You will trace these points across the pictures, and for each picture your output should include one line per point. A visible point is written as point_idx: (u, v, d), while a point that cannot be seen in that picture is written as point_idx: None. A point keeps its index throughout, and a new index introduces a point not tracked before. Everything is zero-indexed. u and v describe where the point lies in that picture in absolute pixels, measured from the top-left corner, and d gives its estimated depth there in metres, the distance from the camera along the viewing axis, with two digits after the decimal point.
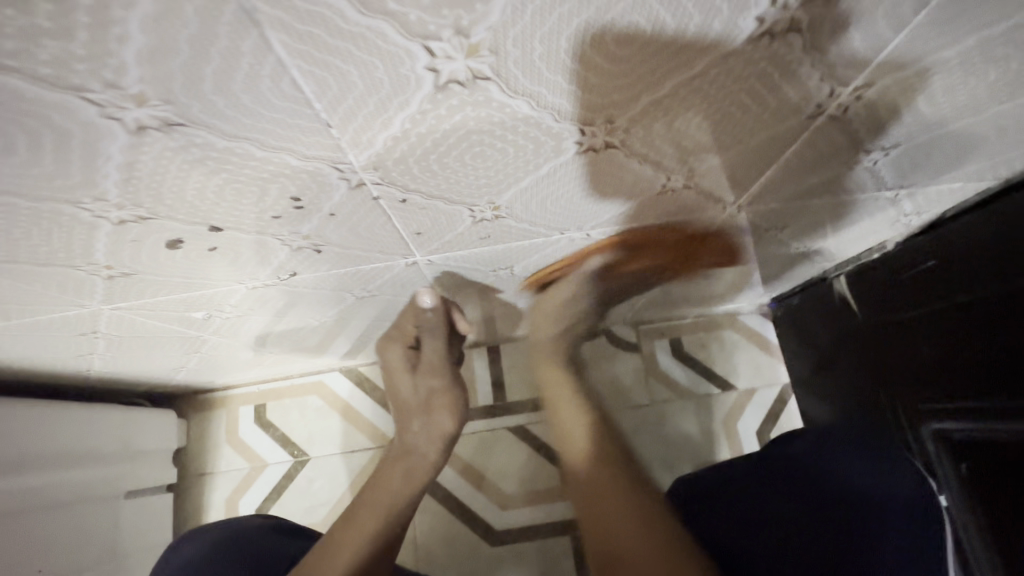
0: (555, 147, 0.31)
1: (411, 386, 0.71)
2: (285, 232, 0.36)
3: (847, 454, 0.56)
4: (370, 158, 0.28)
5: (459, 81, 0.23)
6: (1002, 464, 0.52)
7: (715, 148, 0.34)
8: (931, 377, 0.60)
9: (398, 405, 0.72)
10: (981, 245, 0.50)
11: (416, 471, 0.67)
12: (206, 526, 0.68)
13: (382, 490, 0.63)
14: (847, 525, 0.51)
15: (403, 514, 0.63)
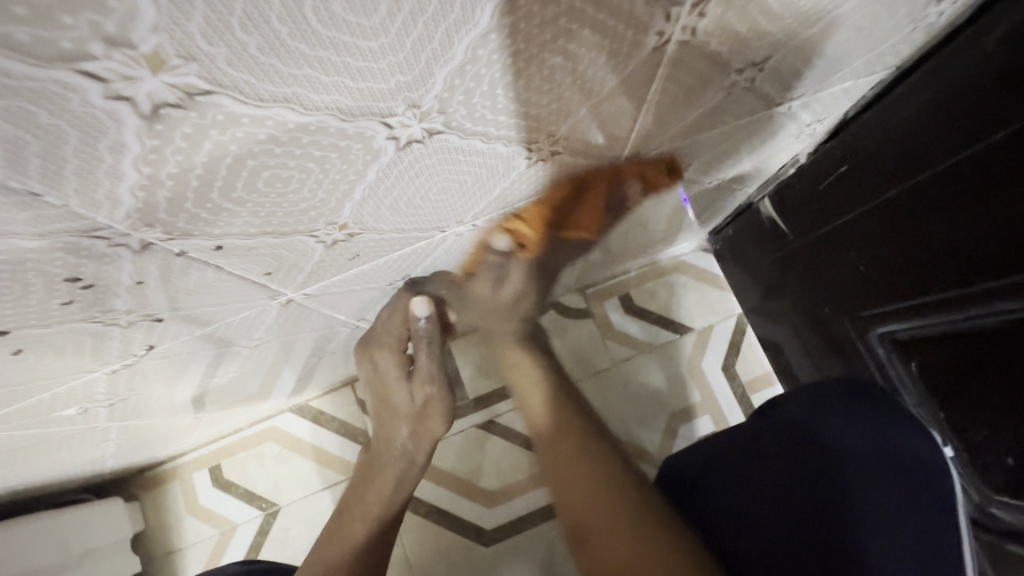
0: (367, 150, 0.25)
1: (406, 394, 0.61)
2: (98, 314, 0.30)
3: (839, 411, 0.47)
4: (130, 215, 0.23)
5: (173, 104, 0.18)
6: (977, 355, 0.48)
7: (566, 106, 0.29)
8: (873, 283, 0.57)
9: (386, 410, 0.62)
10: (928, 108, 0.43)
11: (404, 485, 0.59)
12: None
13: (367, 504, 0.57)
14: (846, 510, 0.42)
15: (389, 531, 0.57)
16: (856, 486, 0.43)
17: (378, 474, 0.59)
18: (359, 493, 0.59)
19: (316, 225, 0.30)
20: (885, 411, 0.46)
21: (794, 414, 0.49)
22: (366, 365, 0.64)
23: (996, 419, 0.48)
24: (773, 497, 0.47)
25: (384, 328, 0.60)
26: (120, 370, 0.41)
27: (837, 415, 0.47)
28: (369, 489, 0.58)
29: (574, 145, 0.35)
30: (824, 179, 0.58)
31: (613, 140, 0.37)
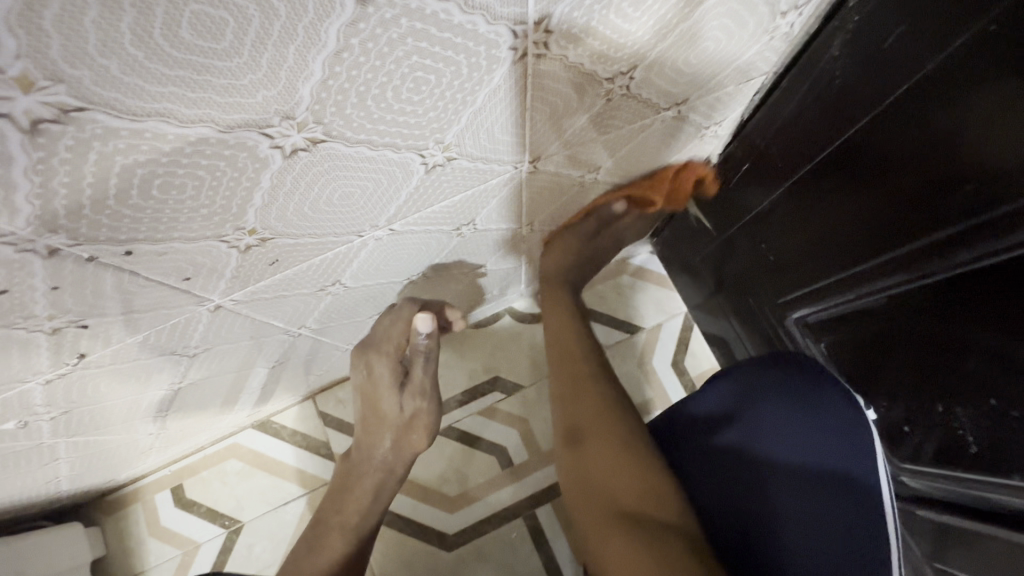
0: (254, 158, 0.28)
1: (396, 403, 0.62)
2: (19, 320, 0.33)
3: (775, 400, 0.50)
4: (32, 221, 0.25)
5: (50, 120, 0.21)
6: (897, 336, 0.49)
7: (446, 116, 0.33)
8: (786, 270, 0.60)
9: (372, 418, 0.63)
10: (802, 108, 0.48)
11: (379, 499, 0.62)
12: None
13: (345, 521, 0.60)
14: (760, 509, 0.46)
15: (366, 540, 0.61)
16: (786, 491, 0.47)
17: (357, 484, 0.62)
18: (338, 502, 0.62)
19: (224, 230, 0.33)
20: (817, 391, 0.50)
21: (728, 397, 0.51)
22: (359, 370, 0.63)
23: (904, 396, 0.51)
24: (702, 488, 0.48)
25: (383, 334, 0.62)
26: (55, 381, 0.43)
27: (773, 406, 0.50)
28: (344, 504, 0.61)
29: (469, 152, 0.39)
30: (734, 177, 0.62)
31: (509, 146, 0.41)
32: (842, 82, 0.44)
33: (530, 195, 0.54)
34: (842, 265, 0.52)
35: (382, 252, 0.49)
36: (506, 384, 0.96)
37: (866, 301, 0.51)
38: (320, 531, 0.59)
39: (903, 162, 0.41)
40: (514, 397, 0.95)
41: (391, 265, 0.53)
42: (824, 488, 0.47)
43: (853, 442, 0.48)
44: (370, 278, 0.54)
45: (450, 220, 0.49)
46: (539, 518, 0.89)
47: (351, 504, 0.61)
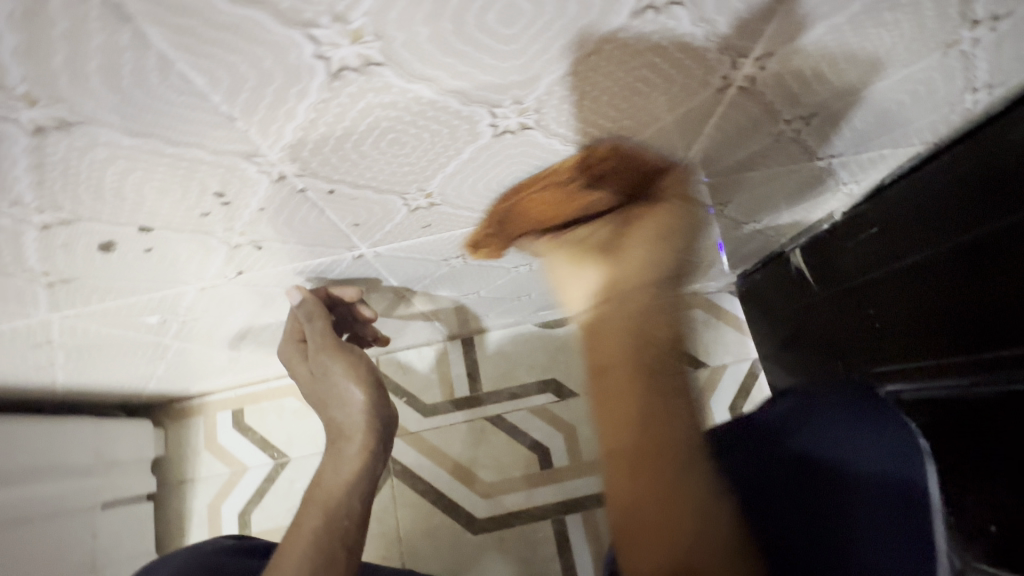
0: (471, 131, 0.31)
1: (307, 370, 0.58)
2: (220, 230, 0.37)
3: (826, 419, 0.50)
4: (283, 149, 0.29)
5: (353, 69, 0.24)
6: (986, 425, 0.49)
7: (635, 124, 0.35)
8: (884, 342, 0.61)
9: (314, 398, 0.59)
10: (953, 186, 0.47)
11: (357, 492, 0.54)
12: (157, 558, 0.58)
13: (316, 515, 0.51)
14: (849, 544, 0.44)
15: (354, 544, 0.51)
16: (848, 514, 0.45)
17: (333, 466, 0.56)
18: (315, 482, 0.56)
19: (410, 187, 0.36)
20: (865, 414, 0.49)
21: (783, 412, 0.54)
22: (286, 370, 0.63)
23: (962, 479, 0.53)
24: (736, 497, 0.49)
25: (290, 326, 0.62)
26: (207, 289, 0.48)
27: (825, 425, 0.50)
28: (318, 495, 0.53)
29: (632, 161, 0.41)
30: (849, 241, 0.63)
31: (668, 164, 0.43)
32: (954, 190, 0.47)
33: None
34: (954, 351, 0.51)
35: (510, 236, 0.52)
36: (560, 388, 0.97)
37: (942, 389, 0.54)
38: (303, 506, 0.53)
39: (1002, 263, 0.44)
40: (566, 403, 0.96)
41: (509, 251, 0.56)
42: (887, 504, 0.45)
43: (900, 456, 0.47)
44: (487, 258, 0.56)
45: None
46: (566, 524, 0.90)
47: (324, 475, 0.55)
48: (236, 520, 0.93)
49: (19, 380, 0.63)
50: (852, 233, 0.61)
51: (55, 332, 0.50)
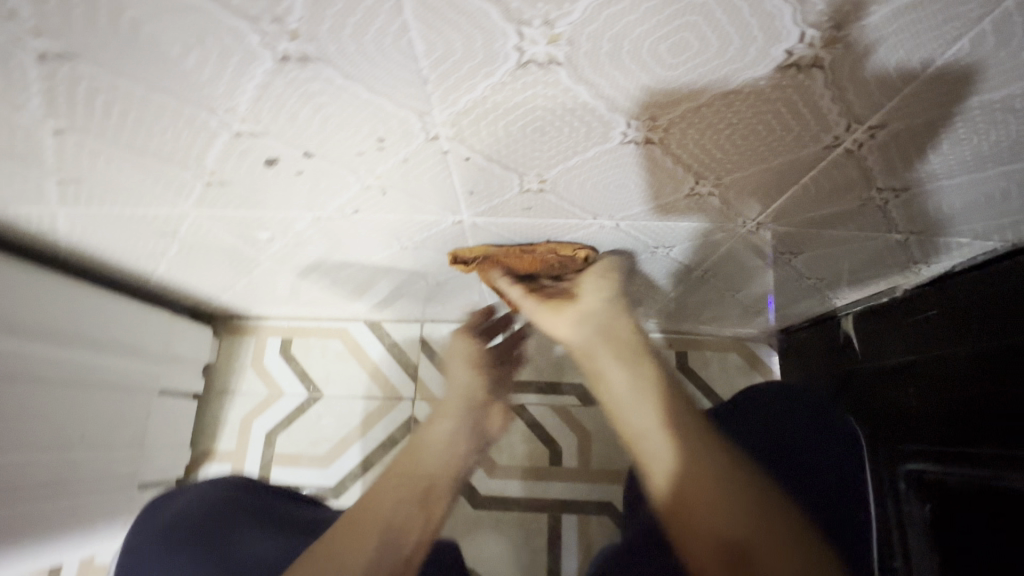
0: (604, 134, 0.36)
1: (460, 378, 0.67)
2: (362, 169, 0.42)
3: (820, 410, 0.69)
4: (449, 115, 0.34)
5: (538, 63, 0.29)
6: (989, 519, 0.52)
7: (742, 161, 0.39)
8: (904, 421, 0.64)
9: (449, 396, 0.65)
10: (1016, 291, 0.49)
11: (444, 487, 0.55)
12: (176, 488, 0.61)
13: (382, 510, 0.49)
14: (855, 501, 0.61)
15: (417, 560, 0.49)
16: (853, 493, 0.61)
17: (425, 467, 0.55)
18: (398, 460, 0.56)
19: (530, 170, 0.41)
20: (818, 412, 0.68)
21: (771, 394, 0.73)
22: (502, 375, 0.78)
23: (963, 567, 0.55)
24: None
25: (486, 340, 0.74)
26: (321, 219, 0.54)
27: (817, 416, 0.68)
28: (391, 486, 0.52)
29: (727, 193, 0.45)
30: (905, 320, 0.65)
31: (758, 203, 0.47)
32: (1012, 297, 0.50)
33: (726, 248, 0.59)
34: (974, 443, 0.54)
35: (591, 236, 0.56)
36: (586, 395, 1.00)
37: (953, 474, 0.57)
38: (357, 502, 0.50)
39: (994, 380, 0.51)
40: (587, 410, 0.99)
41: (586, 251, 0.60)
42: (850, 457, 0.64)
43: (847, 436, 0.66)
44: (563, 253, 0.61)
45: (654, 237, 0.56)
46: (561, 522, 0.94)
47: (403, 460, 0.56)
48: (263, 437, 1.00)
49: (130, 261, 0.71)
50: (910, 314, 0.64)
51: (183, 225, 0.58)
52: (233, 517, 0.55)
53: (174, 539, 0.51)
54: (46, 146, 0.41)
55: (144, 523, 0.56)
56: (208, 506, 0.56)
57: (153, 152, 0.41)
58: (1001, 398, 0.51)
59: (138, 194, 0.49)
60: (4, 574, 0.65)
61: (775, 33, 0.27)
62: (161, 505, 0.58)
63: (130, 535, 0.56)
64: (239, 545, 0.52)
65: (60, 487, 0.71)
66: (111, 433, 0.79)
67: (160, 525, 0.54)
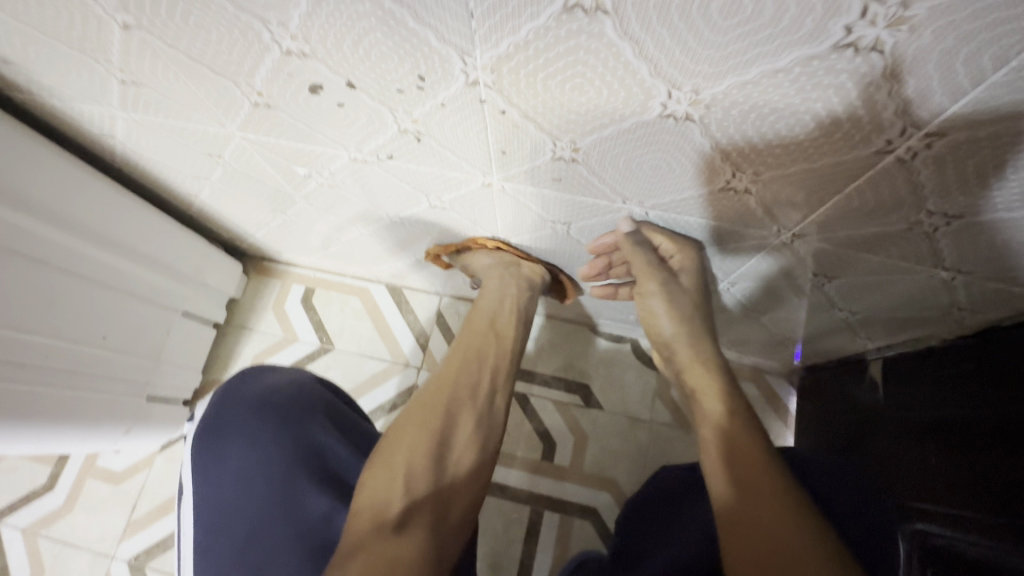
0: (643, 102, 0.35)
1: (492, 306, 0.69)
2: (400, 110, 0.43)
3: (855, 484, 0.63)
4: (490, 59, 0.34)
5: (583, 8, 0.29)
6: None
7: (783, 156, 0.37)
8: (893, 481, 0.64)
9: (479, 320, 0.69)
10: None
11: (499, 368, 0.64)
12: (267, 369, 0.74)
13: (439, 394, 0.58)
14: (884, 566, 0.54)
15: (487, 452, 0.58)
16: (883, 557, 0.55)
17: (485, 348, 0.65)
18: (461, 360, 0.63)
19: (564, 135, 0.41)
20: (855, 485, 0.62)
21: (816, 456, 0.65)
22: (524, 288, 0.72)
23: None
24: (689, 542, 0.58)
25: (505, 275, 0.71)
26: (357, 161, 0.55)
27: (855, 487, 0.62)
28: (454, 371, 0.62)
29: (764, 194, 0.43)
30: (936, 374, 0.62)
31: (795, 211, 0.45)
32: None
33: (754, 262, 0.57)
34: (993, 506, 0.50)
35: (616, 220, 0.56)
36: (590, 397, 0.98)
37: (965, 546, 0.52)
38: (428, 395, 0.59)
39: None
40: (589, 411, 0.97)
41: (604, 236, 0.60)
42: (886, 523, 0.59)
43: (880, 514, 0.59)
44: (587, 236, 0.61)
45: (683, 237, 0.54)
46: (542, 518, 0.92)
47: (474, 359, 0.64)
48: None
49: (176, 180, 0.74)
50: (932, 370, 0.62)
51: (228, 149, 0.60)
52: (306, 416, 0.65)
53: (270, 409, 0.65)
54: (114, 41, 0.43)
55: (228, 395, 0.69)
56: (288, 402, 0.66)
57: (208, 61, 0.43)
58: (990, 469, 0.51)
59: (189, 106, 0.51)
60: (62, 443, 0.77)
61: (836, 5, 0.25)
62: (252, 380, 0.71)
63: (217, 402, 0.70)
64: (317, 433, 0.64)
65: (77, 380, 0.74)
66: (131, 341, 0.82)
67: (252, 395, 0.67)
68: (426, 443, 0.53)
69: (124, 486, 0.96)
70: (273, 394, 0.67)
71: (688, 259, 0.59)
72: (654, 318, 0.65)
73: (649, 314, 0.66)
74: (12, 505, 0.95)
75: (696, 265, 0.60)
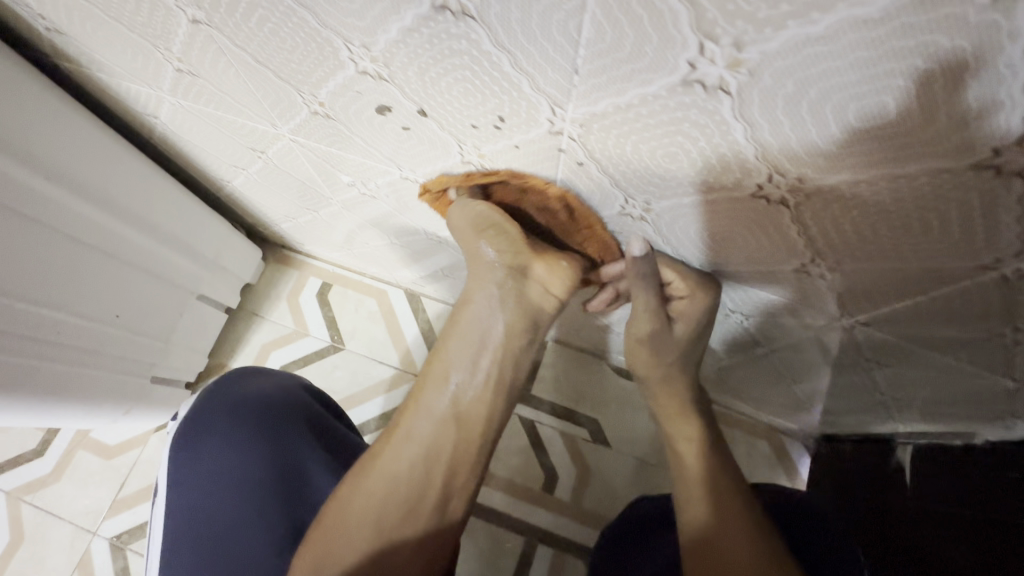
0: (738, 181, 0.33)
1: (483, 319, 0.51)
2: (467, 143, 0.41)
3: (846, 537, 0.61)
4: (583, 114, 0.32)
5: (703, 86, 0.26)
6: None
7: (872, 253, 0.35)
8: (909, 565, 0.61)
9: (473, 343, 0.51)
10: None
11: (463, 445, 0.50)
12: (260, 372, 0.68)
13: (370, 495, 0.47)
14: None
15: (431, 559, 0.49)
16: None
17: (448, 416, 0.49)
18: (410, 429, 0.49)
19: (640, 194, 0.39)
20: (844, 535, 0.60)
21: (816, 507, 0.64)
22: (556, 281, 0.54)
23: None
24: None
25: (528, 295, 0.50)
26: (406, 180, 0.53)
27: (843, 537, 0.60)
28: (397, 459, 0.48)
29: (838, 280, 0.41)
30: (962, 469, 0.59)
31: (865, 300, 0.42)
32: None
33: (755, 304, 0.53)
34: None
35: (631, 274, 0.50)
36: (598, 433, 0.96)
37: None
38: (363, 475, 0.48)
39: None
40: (596, 448, 0.95)
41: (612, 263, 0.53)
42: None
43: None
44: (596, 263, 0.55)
45: (696, 286, 0.50)
46: (533, 551, 0.90)
47: (426, 425, 0.49)
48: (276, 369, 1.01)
49: (212, 164, 0.72)
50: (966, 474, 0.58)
51: (273, 147, 0.58)
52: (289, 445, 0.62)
53: (254, 432, 0.62)
54: (178, 32, 0.41)
55: (215, 397, 0.64)
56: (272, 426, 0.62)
57: (274, 67, 0.40)
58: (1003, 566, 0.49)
59: (243, 103, 0.49)
60: (63, 419, 0.75)
61: (991, 126, 0.23)
62: (241, 384, 0.66)
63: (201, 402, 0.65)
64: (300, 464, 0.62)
65: (85, 356, 0.73)
66: (142, 321, 0.80)
67: (235, 407, 0.63)
68: (353, 554, 0.46)
69: (114, 463, 0.94)
70: (258, 415, 0.63)
71: (696, 307, 0.53)
72: (642, 360, 0.61)
73: (636, 356, 0.61)
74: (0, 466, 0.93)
75: (699, 313, 0.54)
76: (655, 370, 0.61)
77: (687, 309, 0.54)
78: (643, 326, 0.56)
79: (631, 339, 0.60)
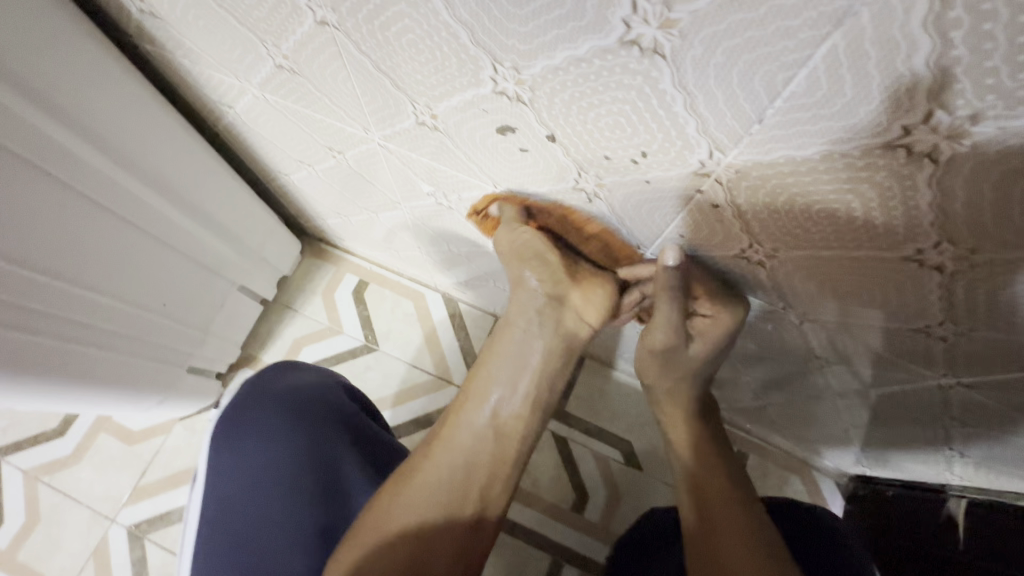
0: (896, 243, 0.32)
1: (520, 342, 0.52)
2: (589, 172, 0.39)
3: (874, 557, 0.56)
4: (746, 160, 0.30)
5: (909, 152, 0.25)
6: None
7: (1013, 325, 0.34)
8: None
9: (516, 363, 0.52)
10: None
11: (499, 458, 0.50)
12: (299, 367, 0.65)
13: (409, 504, 0.46)
14: None
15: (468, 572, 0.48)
16: None
17: (487, 429, 0.50)
18: (450, 437, 0.50)
19: (769, 242, 0.37)
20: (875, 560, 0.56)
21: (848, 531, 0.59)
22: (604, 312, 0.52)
23: None
24: None
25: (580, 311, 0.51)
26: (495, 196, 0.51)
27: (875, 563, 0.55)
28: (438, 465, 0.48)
29: (959, 345, 0.39)
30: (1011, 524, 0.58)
31: (978, 366, 0.41)
32: None
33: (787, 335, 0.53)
34: None
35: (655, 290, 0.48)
36: (631, 456, 0.94)
37: None
38: (401, 486, 0.48)
39: None
40: (627, 470, 0.94)
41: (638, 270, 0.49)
42: None
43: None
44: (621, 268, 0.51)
45: (720, 306, 0.48)
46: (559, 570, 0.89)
47: (465, 435, 0.50)
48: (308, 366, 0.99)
49: (275, 157, 0.70)
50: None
51: (353, 149, 0.56)
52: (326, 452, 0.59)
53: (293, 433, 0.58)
54: (297, 31, 0.39)
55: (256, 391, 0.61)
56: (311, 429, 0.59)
57: (393, 75, 0.39)
58: None
59: (339, 105, 0.47)
60: (99, 406, 0.73)
61: None
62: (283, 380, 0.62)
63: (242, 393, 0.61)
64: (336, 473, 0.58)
65: (130, 344, 0.71)
66: (184, 310, 0.78)
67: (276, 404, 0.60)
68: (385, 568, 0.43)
69: (137, 449, 0.91)
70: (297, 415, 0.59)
71: (718, 329, 0.51)
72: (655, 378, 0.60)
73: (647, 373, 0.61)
74: (20, 444, 0.90)
75: (721, 334, 0.52)
76: (661, 384, 0.60)
77: (708, 329, 0.52)
78: (660, 341, 0.54)
79: (642, 353, 0.59)
